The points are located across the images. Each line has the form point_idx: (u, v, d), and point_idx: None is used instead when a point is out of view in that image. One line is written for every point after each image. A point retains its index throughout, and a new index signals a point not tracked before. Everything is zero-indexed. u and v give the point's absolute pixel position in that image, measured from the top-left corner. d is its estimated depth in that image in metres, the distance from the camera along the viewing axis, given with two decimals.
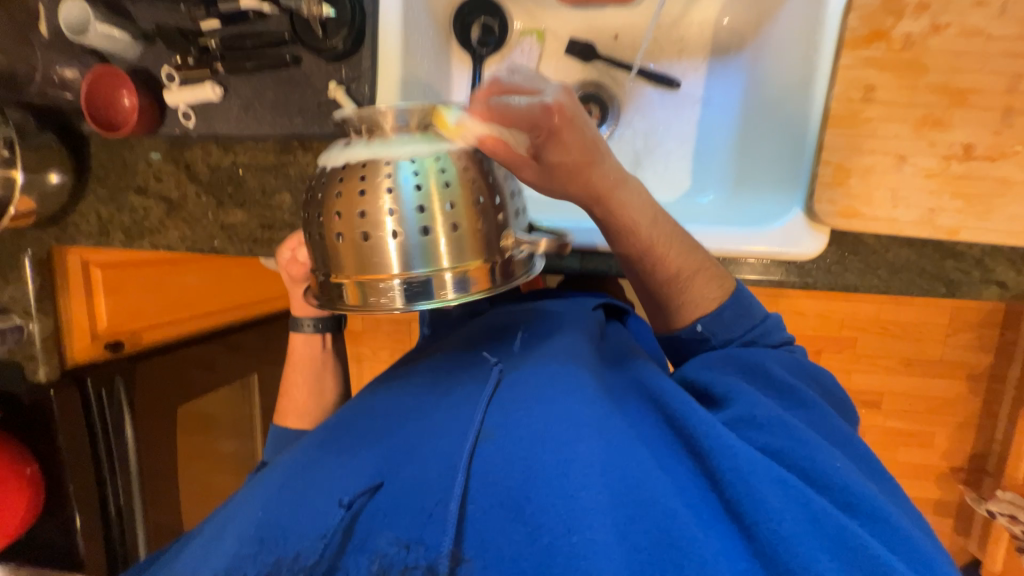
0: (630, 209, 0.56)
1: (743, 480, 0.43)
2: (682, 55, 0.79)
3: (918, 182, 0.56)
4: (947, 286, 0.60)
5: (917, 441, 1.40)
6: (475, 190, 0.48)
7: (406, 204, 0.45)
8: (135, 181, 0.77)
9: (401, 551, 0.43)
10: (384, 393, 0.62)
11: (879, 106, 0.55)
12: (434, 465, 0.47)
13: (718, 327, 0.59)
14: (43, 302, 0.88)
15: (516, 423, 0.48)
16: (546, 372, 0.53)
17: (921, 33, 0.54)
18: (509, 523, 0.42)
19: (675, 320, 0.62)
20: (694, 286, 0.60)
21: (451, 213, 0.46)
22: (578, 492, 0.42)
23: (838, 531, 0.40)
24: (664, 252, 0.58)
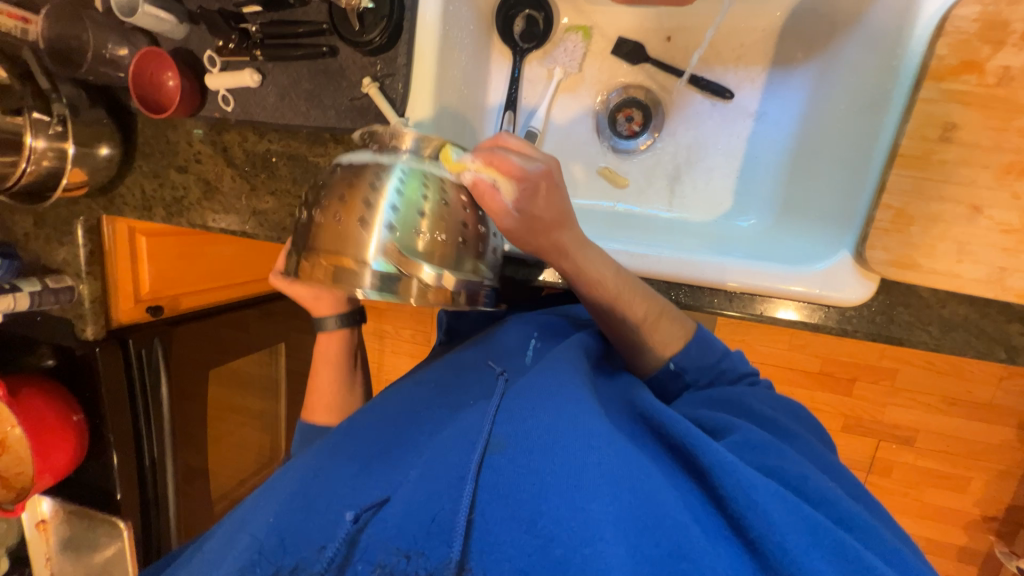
0: (594, 270, 0.54)
1: (745, 495, 0.41)
2: (739, 62, 0.73)
3: (991, 237, 0.50)
4: (1007, 351, 0.54)
5: (949, 485, 1.32)
6: (461, 213, 0.49)
7: (391, 202, 0.46)
8: (177, 160, 0.79)
9: (401, 561, 0.42)
10: (391, 397, 0.63)
11: (958, 147, 0.49)
12: (441, 476, 0.46)
13: (688, 365, 0.58)
14: (93, 267, 0.93)
15: (523, 434, 0.47)
16: (545, 381, 0.51)
17: (1021, 68, 0.47)
18: (518, 537, 0.40)
19: (645, 366, 0.60)
20: (659, 331, 0.58)
21: (431, 221, 0.47)
22: (586, 505, 0.41)
23: (846, 554, 0.38)
24: (629, 300, 0.55)
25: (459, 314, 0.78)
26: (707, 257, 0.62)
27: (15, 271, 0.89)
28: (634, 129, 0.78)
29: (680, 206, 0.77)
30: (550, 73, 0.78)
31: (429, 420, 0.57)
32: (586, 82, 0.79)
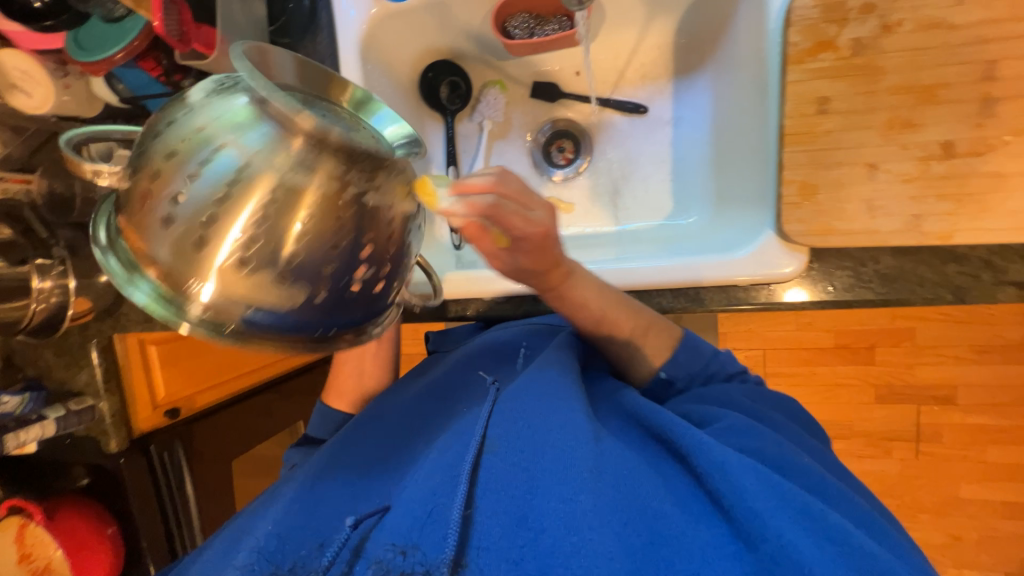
0: (578, 299, 0.54)
1: (719, 470, 0.41)
2: (646, 80, 0.79)
3: (895, 188, 0.52)
4: (954, 292, 0.55)
5: (1008, 437, 1.24)
6: (317, 238, 0.36)
7: (213, 192, 0.35)
8: None
9: (397, 557, 0.41)
10: (386, 410, 0.63)
11: (837, 116, 0.52)
12: (436, 475, 0.45)
13: (678, 373, 0.57)
14: (109, 383, 0.98)
15: (515, 432, 0.45)
16: (539, 378, 0.50)
17: (871, 36, 0.51)
18: (511, 529, 0.40)
19: (636, 371, 0.59)
20: (648, 346, 0.58)
21: (258, 236, 0.36)
22: (575, 496, 0.40)
23: (818, 516, 0.38)
24: (616, 317, 0.55)
25: (445, 332, 0.79)
26: (651, 265, 0.64)
27: (41, 399, 0.92)
28: (568, 157, 0.84)
29: (626, 218, 0.81)
30: (480, 127, 0.85)
31: (429, 431, 0.57)
32: (515, 127, 0.85)
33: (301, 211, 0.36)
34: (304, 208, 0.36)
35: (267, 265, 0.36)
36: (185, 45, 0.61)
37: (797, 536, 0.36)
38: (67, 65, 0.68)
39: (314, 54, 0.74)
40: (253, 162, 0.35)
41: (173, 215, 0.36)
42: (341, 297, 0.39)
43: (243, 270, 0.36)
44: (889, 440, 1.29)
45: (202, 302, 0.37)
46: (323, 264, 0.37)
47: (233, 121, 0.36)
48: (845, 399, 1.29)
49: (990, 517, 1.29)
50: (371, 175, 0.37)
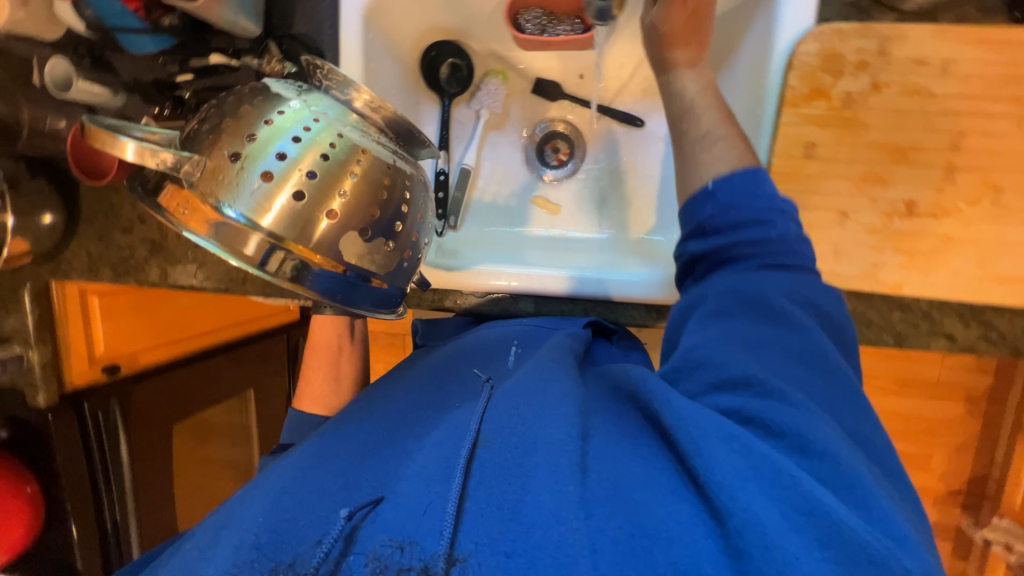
0: (674, 88, 0.58)
1: (697, 447, 0.38)
2: (646, 93, 0.80)
3: (860, 237, 0.56)
4: (896, 337, 0.60)
5: (914, 463, 1.39)
6: (369, 192, 0.45)
7: (279, 143, 0.43)
8: (121, 222, 0.82)
9: (395, 552, 0.38)
10: (379, 397, 0.59)
11: (820, 162, 0.55)
12: (430, 468, 0.43)
13: (733, 195, 0.49)
14: (42, 332, 0.93)
15: (507, 425, 0.44)
16: (532, 375, 0.49)
17: (861, 92, 0.54)
18: (503, 523, 0.38)
19: (687, 185, 0.53)
20: (714, 149, 0.52)
21: (318, 176, 0.43)
22: (562, 486, 0.38)
23: (795, 491, 0.35)
24: (703, 110, 0.55)
25: (432, 323, 0.77)
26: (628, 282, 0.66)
27: None
28: (561, 158, 0.84)
29: (610, 227, 0.82)
30: (477, 115, 0.84)
31: (419, 421, 0.53)
32: (512, 120, 0.85)
33: (344, 182, 0.44)
34: (346, 179, 0.44)
35: (325, 202, 0.43)
36: None
37: (767, 510, 0.34)
38: None
39: (311, 13, 0.70)
40: (323, 124, 0.44)
41: (237, 162, 0.42)
42: (369, 250, 0.46)
43: (303, 202, 0.43)
44: None
45: (256, 241, 0.42)
46: (356, 224, 0.44)
47: (284, 111, 0.44)
48: None
49: None
50: (396, 162, 0.47)
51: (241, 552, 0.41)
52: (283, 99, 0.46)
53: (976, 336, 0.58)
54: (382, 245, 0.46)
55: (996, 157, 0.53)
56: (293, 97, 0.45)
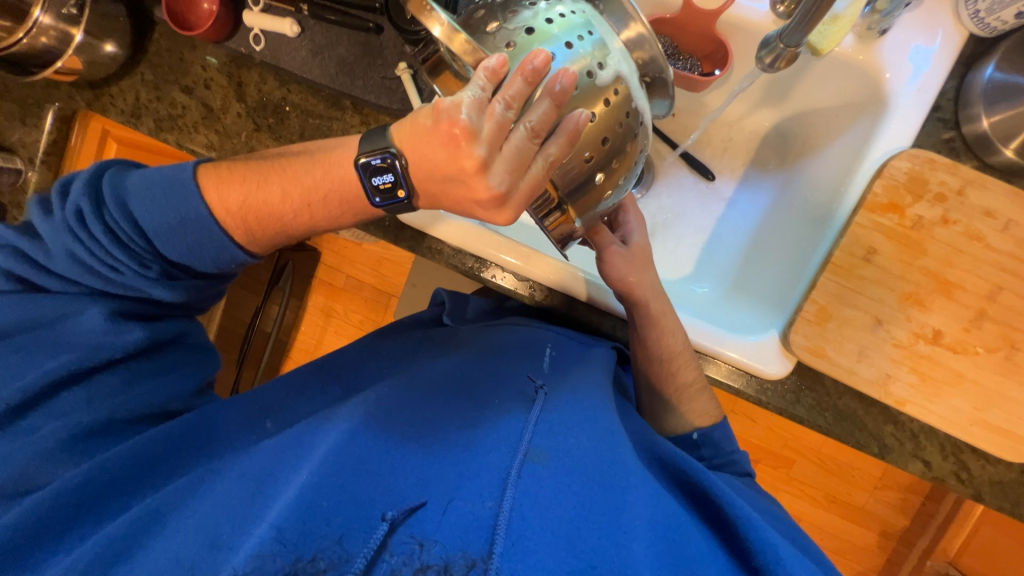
0: (664, 343, 0.65)
1: (773, 551, 0.45)
2: (726, 153, 0.80)
3: (885, 347, 0.60)
4: (880, 448, 0.64)
5: None
6: (601, 144, 0.44)
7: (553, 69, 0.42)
8: (184, 80, 0.78)
9: (414, 549, 0.38)
10: (417, 372, 0.59)
11: (875, 268, 0.59)
12: (482, 474, 0.44)
13: (708, 439, 0.66)
14: (49, 157, 0.86)
15: (565, 452, 0.46)
16: (585, 408, 0.52)
17: (931, 220, 0.58)
18: (555, 552, 0.39)
19: (662, 397, 0.67)
20: (693, 403, 0.66)
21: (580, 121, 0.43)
22: (627, 543, 0.40)
23: None
24: (677, 367, 0.65)
25: (460, 296, 0.78)
26: None
27: None
28: None
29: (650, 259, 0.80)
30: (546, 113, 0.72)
31: (460, 408, 0.52)
32: None
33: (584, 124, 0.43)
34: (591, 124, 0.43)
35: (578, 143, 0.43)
36: None
37: None
38: None
39: None
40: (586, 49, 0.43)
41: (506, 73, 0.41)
42: (583, 187, 0.46)
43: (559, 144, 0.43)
44: None
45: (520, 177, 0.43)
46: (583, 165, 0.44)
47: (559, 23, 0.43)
48: None
49: None
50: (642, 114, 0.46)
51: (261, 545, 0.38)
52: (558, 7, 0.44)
53: (949, 471, 0.63)
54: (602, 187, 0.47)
55: (1022, 319, 0.58)
56: (565, 9, 0.44)
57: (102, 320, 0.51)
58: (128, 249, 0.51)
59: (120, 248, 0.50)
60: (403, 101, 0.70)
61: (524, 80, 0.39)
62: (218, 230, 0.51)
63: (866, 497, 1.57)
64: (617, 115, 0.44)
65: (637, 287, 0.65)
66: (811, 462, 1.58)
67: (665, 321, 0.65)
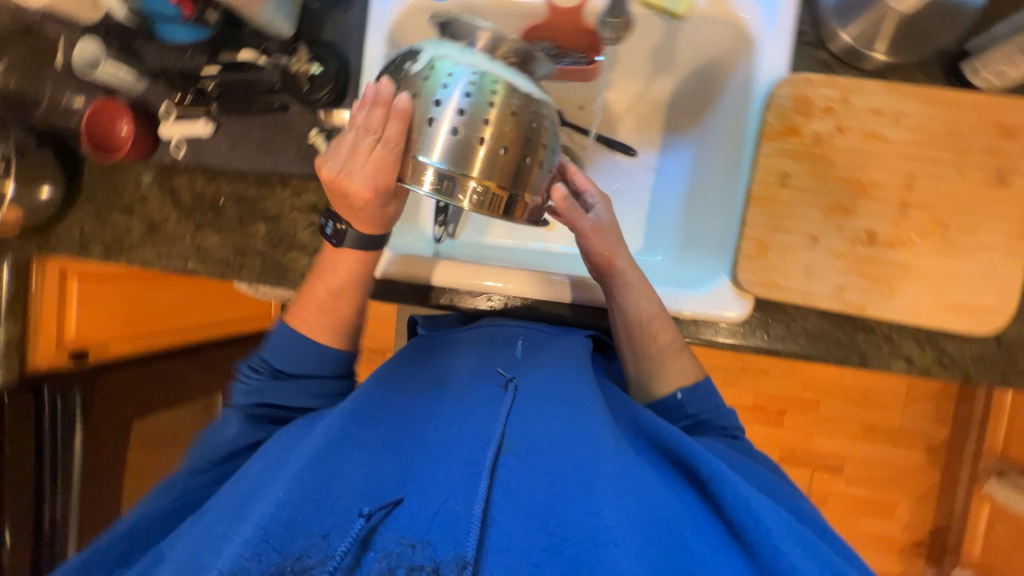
0: (632, 308, 0.65)
1: (746, 506, 0.45)
2: (639, 127, 0.83)
3: (828, 260, 0.62)
4: (860, 357, 0.64)
5: (881, 511, 1.60)
6: (518, 134, 0.50)
7: (455, 96, 0.48)
8: (122, 202, 0.82)
9: (407, 550, 0.41)
10: (391, 374, 0.60)
11: (793, 190, 0.62)
12: (456, 468, 0.46)
13: (693, 399, 0.64)
14: (14, 307, 0.89)
15: (536, 438, 0.47)
16: (557, 392, 0.53)
17: (828, 133, 0.61)
18: (531, 532, 0.41)
19: (644, 366, 0.66)
20: (674, 364, 0.65)
21: (492, 123, 0.48)
22: (601, 512, 0.42)
23: (816, 545, 0.44)
24: (655, 331, 0.65)
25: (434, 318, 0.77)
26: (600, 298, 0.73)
27: None
28: None
29: None
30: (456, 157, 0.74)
31: (436, 406, 0.53)
32: None
33: (489, 127, 0.48)
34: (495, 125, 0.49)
35: (498, 142, 0.49)
36: None
37: (803, 560, 0.41)
38: None
39: (340, 25, 0.73)
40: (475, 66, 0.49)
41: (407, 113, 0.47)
42: (522, 174, 0.51)
43: (485, 152, 0.49)
44: None
45: (467, 190, 0.49)
46: (508, 158, 0.49)
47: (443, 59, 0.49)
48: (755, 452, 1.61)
49: None
50: (540, 100, 0.51)
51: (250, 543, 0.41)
52: (437, 45, 0.51)
53: (931, 360, 0.63)
54: (535, 170, 0.52)
55: (944, 198, 0.60)
56: (442, 45, 0.51)
57: (240, 425, 0.58)
58: (257, 372, 0.60)
59: (253, 372, 0.60)
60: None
61: (399, 120, 0.47)
62: (302, 336, 0.59)
63: (901, 417, 1.56)
64: (524, 104, 0.50)
65: (615, 261, 0.66)
66: (838, 396, 1.57)
67: (642, 285, 0.66)
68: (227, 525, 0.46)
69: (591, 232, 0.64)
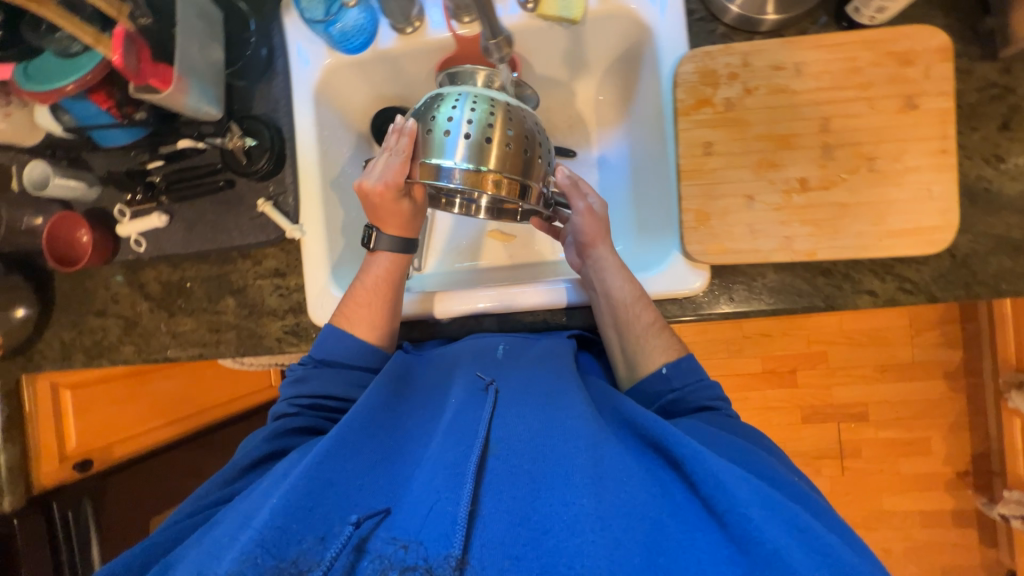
0: (611, 289, 0.68)
1: (716, 481, 0.48)
2: (573, 128, 0.86)
3: (768, 215, 0.63)
4: (825, 300, 0.65)
5: (917, 449, 1.56)
6: (517, 134, 0.62)
7: (467, 113, 0.61)
8: (95, 306, 0.85)
9: (399, 551, 0.46)
10: (386, 391, 0.64)
11: (719, 156, 0.64)
12: (440, 473, 0.51)
13: (675, 373, 0.64)
14: (11, 431, 0.92)
15: (517, 440, 0.54)
16: (538, 400, 0.59)
17: (738, 96, 0.64)
18: (512, 528, 0.47)
19: (630, 345, 0.67)
20: (655, 339, 0.66)
21: (497, 126, 0.61)
22: (575, 501, 0.47)
23: (786, 507, 0.47)
24: (636, 309, 0.66)
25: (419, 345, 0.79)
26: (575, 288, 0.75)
27: None
28: None
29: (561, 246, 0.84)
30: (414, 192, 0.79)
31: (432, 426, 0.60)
32: None
33: (495, 129, 0.61)
34: (502, 128, 0.61)
35: (505, 139, 0.61)
36: (141, 81, 0.58)
37: (771, 523, 0.45)
38: (12, 96, 0.71)
39: (268, 97, 0.77)
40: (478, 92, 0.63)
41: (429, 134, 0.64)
42: (528, 164, 0.63)
43: (496, 147, 0.60)
44: (819, 460, 1.59)
45: (489, 177, 0.60)
46: (514, 149, 0.61)
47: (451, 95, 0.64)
48: (776, 416, 1.59)
49: (908, 525, 1.57)
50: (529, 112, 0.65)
51: (245, 548, 0.44)
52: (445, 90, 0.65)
53: (894, 289, 0.64)
54: (536, 160, 0.64)
55: (863, 132, 0.62)
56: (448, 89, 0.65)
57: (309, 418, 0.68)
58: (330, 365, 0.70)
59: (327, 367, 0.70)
60: (277, 231, 0.76)
61: (408, 137, 0.65)
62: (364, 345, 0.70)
63: (912, 350, 1.54)
64: (518, 115, 0.63)
65: (595, 246, 0.71)
66: (844, 343, 1.56)
67: (621, 267, 0.69)
68: (218, 548, 0.47)
69: (585, 211, 0.71)
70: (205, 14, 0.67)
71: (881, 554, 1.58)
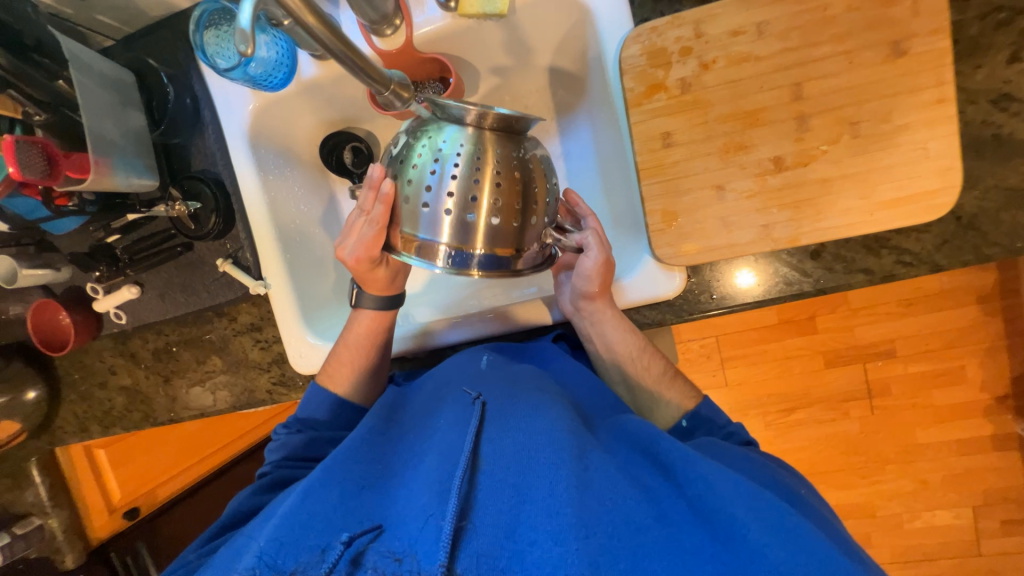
0: (617, 346, 0.64)
1: (701, 484, 0.47)
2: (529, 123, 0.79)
3: (742, 205, 0.57)
4: (815, 286, 0.60)
5: (950, 379, 1.50)
6: (507, 199, 0.49)
7: (448, 172, 0.48)
8: (96, 379, 0.87)
9: (392, 565, 0.42)
10: (378, 420, 0.63)
11: (680, 147, 0.58)
12: (427, 492, 0.47)
13: (698, 424, 0.61)
14: (56, 497, 0.97)
15: (504, 451, 0.49)
16: (519, 405, 0.54)
17: (693, 75, 0.56)
18: (502, 542, 0.43)
19: (642, 398, 0.66)
20: (669, 390, 0.65)
21: (484, 190, 0.48)
22: (562, 509, 0.43)
23: (773, 505, 0.45)
24: (643, 365, 0.65)
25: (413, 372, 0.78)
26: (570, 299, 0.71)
27: None
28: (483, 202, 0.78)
29: None
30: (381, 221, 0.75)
31: (417, 445, 0.57)
32: None
33: (481, 193, 0.48)
34: (484, 190, 0.48)
35: (489, 209, 0.48)
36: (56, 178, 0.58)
37: (756, 523, 0.43)
38: None
39: (204, 151, 0.73)
40: (457, 139, 0.48)
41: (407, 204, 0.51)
42: (523, 232, 0.51)
43: (481, 222, 0.49)
44: (847, 402, 1.54)
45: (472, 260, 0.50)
46: (505, 224, 0.49)
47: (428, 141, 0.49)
48: (798, 365, 1.54)
49: (946, 455, 1.53)
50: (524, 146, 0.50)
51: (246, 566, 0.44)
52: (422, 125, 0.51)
53: (892, 263, 0.58)
54: (534, 220, 0.51)
55: (843, 93, 0.54)
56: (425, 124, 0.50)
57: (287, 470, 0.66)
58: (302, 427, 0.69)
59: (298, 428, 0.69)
60: (242, 288, 0.75)
61: (383, 205, 0.52)
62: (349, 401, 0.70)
63: (940, 279, 1.44)
64: (505, 160, 0.49)
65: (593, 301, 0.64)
66: None
67: (622, 320, 0.64)
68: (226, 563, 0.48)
69: (596, 266, 0.60)
70: (110, 83, 0.64)
71: (918, 485, 1.56)
